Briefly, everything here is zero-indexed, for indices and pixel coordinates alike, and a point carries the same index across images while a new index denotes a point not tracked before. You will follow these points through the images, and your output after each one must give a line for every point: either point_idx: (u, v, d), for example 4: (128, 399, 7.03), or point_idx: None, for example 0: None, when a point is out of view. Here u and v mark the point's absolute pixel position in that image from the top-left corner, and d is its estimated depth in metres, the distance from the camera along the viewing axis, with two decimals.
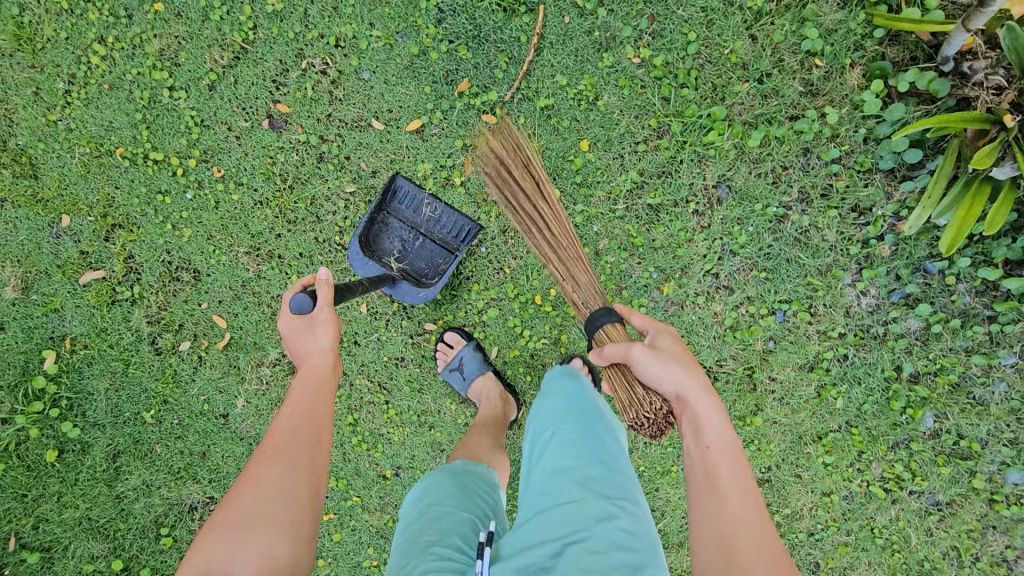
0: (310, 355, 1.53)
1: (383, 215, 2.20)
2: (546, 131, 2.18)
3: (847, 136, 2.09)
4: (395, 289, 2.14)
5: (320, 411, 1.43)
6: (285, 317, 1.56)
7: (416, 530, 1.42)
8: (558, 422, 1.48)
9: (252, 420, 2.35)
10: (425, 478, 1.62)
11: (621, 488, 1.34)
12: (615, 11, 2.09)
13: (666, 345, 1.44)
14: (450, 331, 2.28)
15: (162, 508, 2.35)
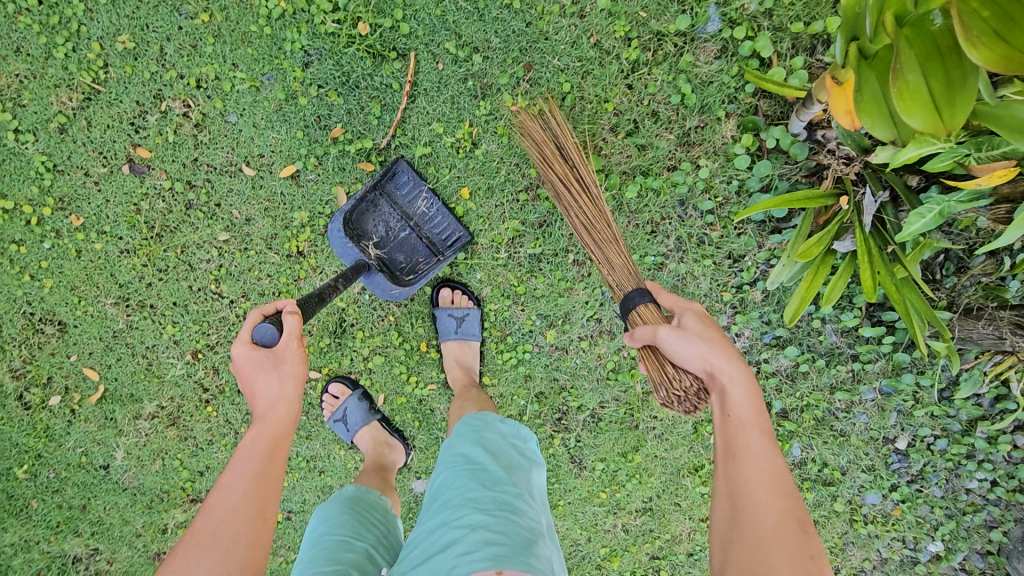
0: (265, 404, 1.39)
1: (376, 197, 2.06)
2: (425, 177, 2.14)
3: (721, 187, 2.12)
4: (368, 279, 2.00)
5: (264, 480, 1.32)
6: (243, 350, 1.39)
7: (308, 564, 1.24)
8: (448, 457, 1.38)
9: (133, 470, 2.30)
10: (313, 514, 1.44)
11: (501, 499, 1.22)
12: (491, 58, 2.06)
13: (689, 322, 1.44)
14: (336, 381, 2.26)
15: (44, 561, 2.31)
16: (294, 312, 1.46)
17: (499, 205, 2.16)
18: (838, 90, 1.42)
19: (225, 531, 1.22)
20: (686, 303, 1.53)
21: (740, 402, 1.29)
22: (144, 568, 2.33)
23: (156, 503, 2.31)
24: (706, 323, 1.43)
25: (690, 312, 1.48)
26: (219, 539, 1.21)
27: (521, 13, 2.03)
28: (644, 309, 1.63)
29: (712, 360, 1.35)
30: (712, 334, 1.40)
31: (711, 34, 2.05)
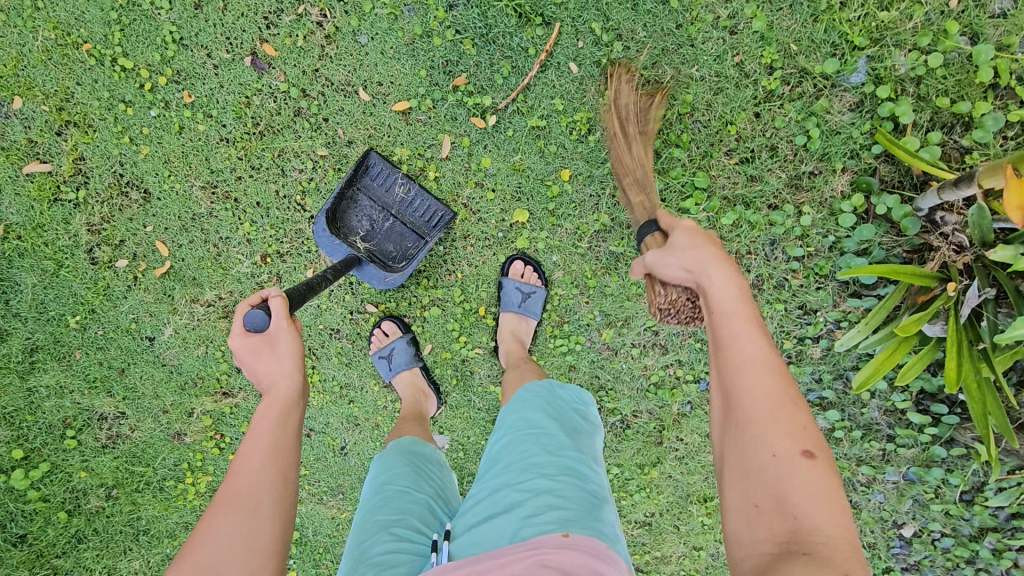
0: (269, 380, 1.36)
1: (352, 191, 2.07)
2: (531, 150, 2.14)
3: (816, 239, 2.10)
4: (361, 272, 2.06)
5: (278, 443, 1.28)
6: (239, 341, 1.39)
7: (370, 510, 1.29)
8: (510, 423, 1.43)
9: (176, 349, 2.36)
10: (373, 462, 1.50)
11: (564, 465, 1.26)
12: (630, 49, 2.03)
13: (677, 237, 1.41)
14: (390, 319, 2.30)
15: (72, 410, 2.39)
16: (281, 293, 1.46)
17: (594, 195, 2.15)
18: (1017, 183, 1.42)
19: (243, 490, 1.19)
20: (680, 219, 1.48)
21: (725, 304, 1.22)
22: (163, 443, 2.41)
23: (189, 386, 2.38)
24: (696, 238, 1.36)
25: (681, 229, 1.43)
26: (236, 500, 1.17)
27: (673, 14, 2.01)
28: (652, 239, 1.67)
29: (697, 266, 1.30)
30: (697, 246, 1.34)
31: (853, 85, 2.02)
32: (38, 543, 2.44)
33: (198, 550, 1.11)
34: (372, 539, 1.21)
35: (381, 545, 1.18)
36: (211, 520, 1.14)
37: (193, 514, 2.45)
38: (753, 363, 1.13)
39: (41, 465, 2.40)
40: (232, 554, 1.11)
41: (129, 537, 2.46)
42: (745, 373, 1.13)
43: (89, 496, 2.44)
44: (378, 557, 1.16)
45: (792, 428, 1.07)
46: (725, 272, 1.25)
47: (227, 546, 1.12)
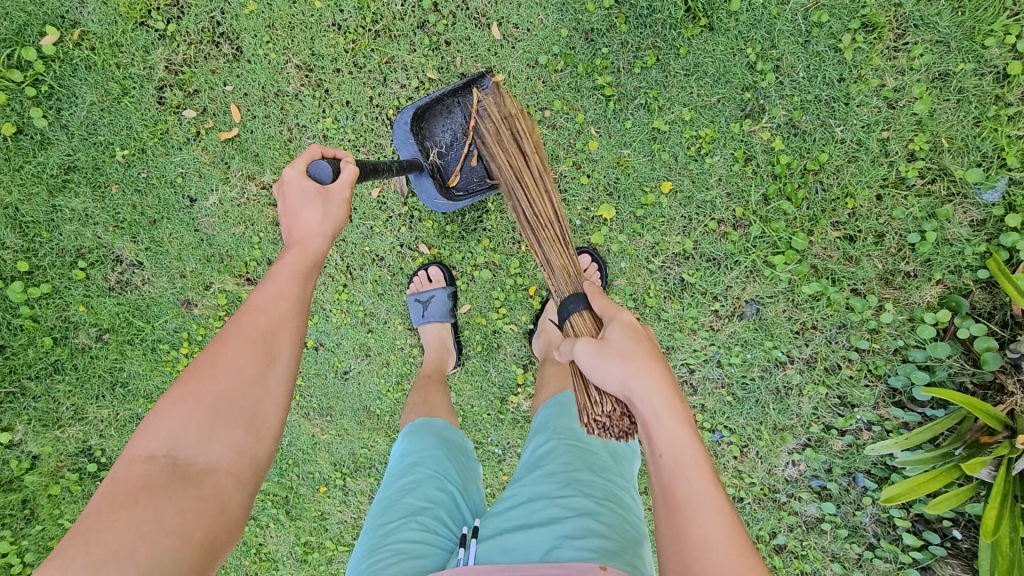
0: (305, 233, 1.32)
1: (455, 101, 1.95)
2: (642, 150, 2.01)
3: (885, 338, 2.04)
4: (417, 180, 1.98)
5: (302, 299, 1.27)
6: (294, 176, 1.33)
7: (400, 491, 1.42)
8: (555, 427, 1.42)
9: (214, 219, 2.25)
10: (407, 437, 1.62)
11: (606, 489, 1.26)
12: (783, 85, 1.90)
13: (616, 338, 1.28)
14: (437, 266, 2.20)
15: (89, 243, 2.28)
16: (351, 159, 1.41)
17: (686, 217, 2.05)
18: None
19: (263, 334, 1.17)
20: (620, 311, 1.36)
21: (650, 406, 1.17)
22: (170, 307, 2.33)
23: (215, 260, 2.28)
24: (629, 337, 1.27)
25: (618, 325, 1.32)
26: (258, 343, 1.15)
27: (839, 65, 1.88)
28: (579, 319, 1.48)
29: (634, 391, 1.20)
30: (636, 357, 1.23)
31: (985, 202, 1.90)
32: (15, 360, 2.37)
33: (215, 378, 1.10)
34: (399, 523, 1.32)
35: (406, 532, 1.29)
36: (231, 354, 1.13)
37: (175, 384, 2.40)
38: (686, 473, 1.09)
39: (41, 286, 2.30)
40: (249, 392, 1.12)
41: (105, 384, 2.41)
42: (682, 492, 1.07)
43: (80, 332, 2.36)
44: (404, 543, 1.27)
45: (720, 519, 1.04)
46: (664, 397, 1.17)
47: (243, 383, 1.11)
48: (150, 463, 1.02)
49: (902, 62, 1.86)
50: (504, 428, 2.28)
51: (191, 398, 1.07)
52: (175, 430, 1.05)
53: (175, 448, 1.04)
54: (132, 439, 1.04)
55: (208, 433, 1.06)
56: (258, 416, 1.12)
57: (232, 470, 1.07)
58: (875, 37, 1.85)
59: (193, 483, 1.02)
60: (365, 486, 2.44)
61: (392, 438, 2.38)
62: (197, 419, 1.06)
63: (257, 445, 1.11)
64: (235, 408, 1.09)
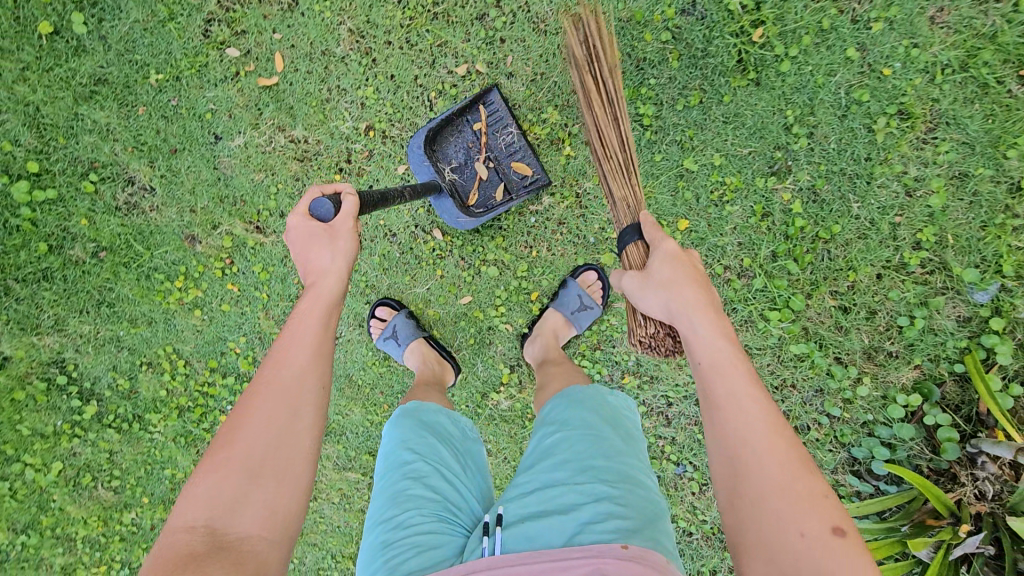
0: (317, 274, 1.38)
1: (461, 121, 2.02)
2: (667, 184, 2.05)
3: (857, 409, 2.13)
4: (438, 201, 1.99)
5: (324, 336, 1.32)
6: (301, 222, 1.43)
7: (402, 480, 1.46)
8: (565, 418, 1.50)
9: (235, 161, 2.24)
10: (400, 422, 1.66)
11: (619, 471, 1.34)
12: (813, 152, 1.94)
13: (657, 269, 1.44)
14: (384, 303, 2.29)
15: (103, 159, 2.25)
16: (352, 192, 1.49)
17: (695, 257, 2.11)
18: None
19: (285, 388, 1.22)
20: (664, 239, 1.49)
21: (709, 355, 1.25)
22: (173, 239, 2.33)
23: (227, 201, 2.28)
24: (678, 272, 1.39)
25: (660, 253, 1.46)
26: (284, 399, 1.21)
27: (869, 145, 1.91)
28: (631, 250, 1.62)
29: (677, 310, 1.35)
30: (680, 282, 1.37)
31: (974, 301, 1.99)
32: (5, 258, 2.35)
33: (244, 444, 1.16)
34: (410, 515, 1.38)
35: (419, 526, 1.36)
36: (258, 417, 1.18)
37: (163, 314, 2.43)
38: (739, 404, 1.15)
39: (46, 190, 2.27)
40: (278, 452, 1.17)
41: (92, 301, 2.43)
42: (727, 419, 1.15)
43: (76, 245, 2.34)
44: (418, 535, 1.34)
45: (781, 455, 1.08)
46: (703, 319, 1.30)
47: (274, 445, 1.17)
48: (192, 533, 1.07)
49: (928, 154, 1.91)
50: (478, 421, 2.33)
51: (224, 466, 1.13)
52: (211, 499, 1.11)
53: (213, 514, 1.09)
54: (174, 510, 1.10)
55: (242, 496, 1.12)
56: (288, 471, 1.17)
57: (267, 531, 1.12)
58: (908, 125, 1.89)
59: (231, 549, 1.07)
60: (332, 451, 2.49)
61: (367, 409, 2.43)
62: (231, 483, 1.12)
63: (289, 500, 1.16)
64: (267, 470, 1.15)
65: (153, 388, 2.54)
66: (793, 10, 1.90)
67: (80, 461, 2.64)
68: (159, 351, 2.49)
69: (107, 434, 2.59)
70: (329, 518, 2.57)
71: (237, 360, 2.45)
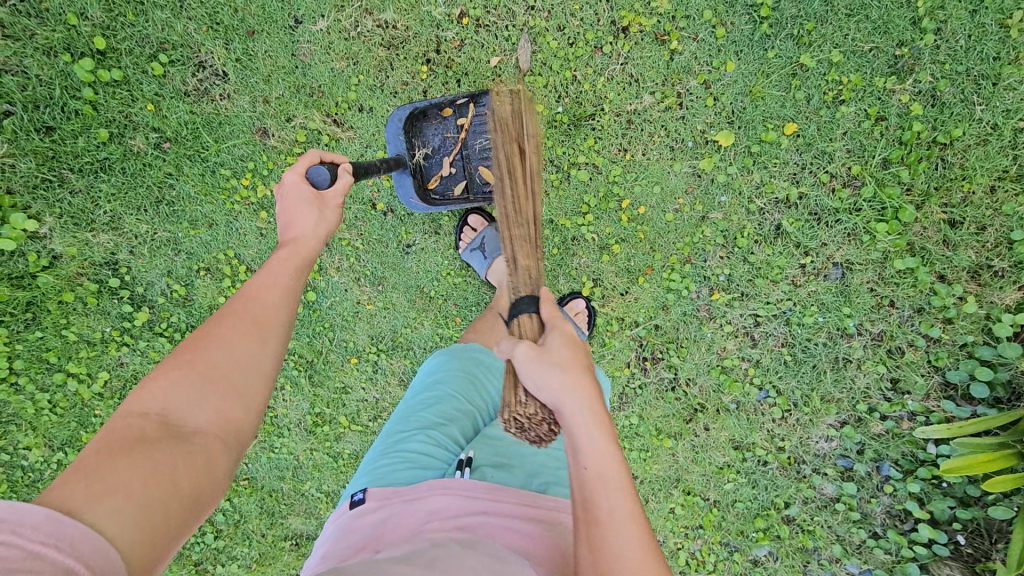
0: (300, 232, 1.36)
1: (449, 110, 2.05)
2: (779, 83, 1.97)
3: (957, 330, 2.04)
4: (398, 176, 2.03)
5: (293, 289, 1.29)
6: (294, 181, 1.42)
7: (419, 403, 1.57)
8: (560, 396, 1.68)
9: (316, 47, 2.12)
10: (435, 355, 1.70)
11: None
12: (937, 50, 1.86)
13: (554, 347, 1.17)
14: (476, 213, 2.24)
15: (177, 40, 2.13)
16: (348, 167, 1.51)
17: (800, 164, 2.02)
18: None
19: (260, 313, 1.20)
20: (564, 321, 1.24)
21: (599, 467, 1.04)
22: (243, 129, 2.20)
23: (305, 92, 2.15)
24: (575, 356, 1.16)
25: (559, 333, 1.21)
26: (255, 320, 1.18)
27: (998, 43, 1.83)
28: (526, 319, 1.30)
29: (568, 404, 1.09)
30: (575, 371, 1.13)
31: None
32: (61, 145, 2.21)
33: (211, 353, 1.11)
34: (412, 435, 1.49)
35: (415, 448, 1.46)
36: (228, 332, 1.14)
37: (225, 214, 2.30)
38: (618, 517, 1.01)
39: (112, 72, 2.15)
40: (243, 369, 1.13)
41: (151, 199, 2.30)
42: (609, 528, 1.00)
43: (138, 135, 2.22)
44: (412, 454, 1.44)
45: (651, 571, 0.98)
46: (598, 425, 1.08)
47: (241, 359, 1.13)
48: (143, 421, 1.01)
49: None
50: None
51: (186, 367, 1.08)
52: (168, 394, 1.05)
53: (166, 409, 1.03)
54: (129, 397, 1.04)
55: (196, 399, 1.06)
56: (248, 389, 1.12)
57: (221, 435, 1.06)
58: None
59: (181, 442, 1.01)
60: (397, 367, 2.37)
61: (438, 323, 2.32)
62: (188, 386, 1.06)
63: (245, 415, 1.11)
64: (230, 380, 1.10)
65: (211, 295, 2.40)
66: None
67: (127, 373, 2.50)
68: (219, 255, 2.36)
69: (157, 343, 2.45)
70: None
71: None
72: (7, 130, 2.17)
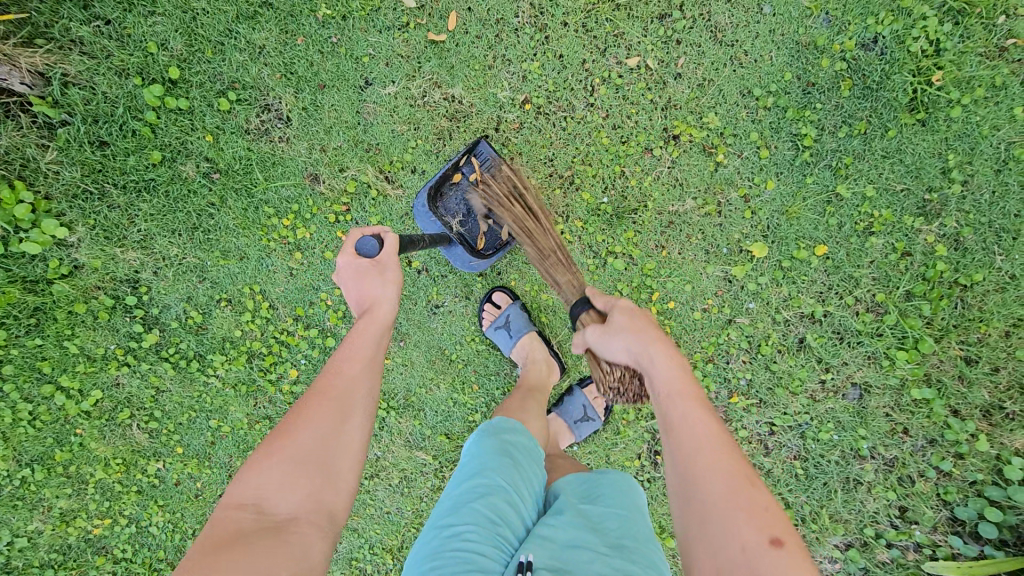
0: (371, 303, 1.42)
1: (457, 174, 2.08)
2: (814, 207, 2.08)
3: (967, 466, 2.08)
4: (449, 251, 2.10)
5: (371, 359, 1.37)
6: (345, 259, 1.43)
7: (463, 497, 1.40)
8: (607, 486, 1.45)
9: (380, 108, 2.20)
10: (475, 438, 1.57)
11: (650, 558, 1.31)
12: (964, 199, 1.99)
13: (616, 319, 1.48)
14: (497, 292, 2.25)
15: (246, 81, 2.20)
16: (389, 227, 1.49)
17: (827, 284, 2.11)
18: None
19: (339, 393, 1.28)
20: (619, 299, 1.55)
21: (666, 384, 1.29)
22: (294, 173, 2.25)
23: (362, 147, 2.22)
24: (636, 320, 1.44)
25: (618, 308, 1.51)
26: (334, 398, 1.26)
27: (1020, 202, 1.97)
28: (584, 317, 1.66)
29: (639, 352, 1.38)
30: (642, 330, 1.41)
31: None
32: (111, 160, 2.23)
33: (299, 436, 1.19)
34: (457, 538, 1.31)
35: (460, 554, 1.28)
36: (313, 416, 1.22)
37: (260, 249, 2.31)
38: (691, 424, 1.21)
39: (177, 99, 2.20)
40: (326, 446, 1.20)
41: (187, 224, 2.30)
42: (684, 440, 1.20)
43: (189, 162, 2.25)
44: (457, 563, 1.27)
45: (729, 465, 1.14)
46: (663, 351, 1.33)
47: (326, 440, 1.21)
48: (243, 512, 1.10)
49: None
50: None
51: (275, 453, 1.16)
52: (264, 482, 1.13)
53: (265, 496, 1.12)
54: (228, 488, 1.12)
55: (290, 485, 1.14)
56: (335, 467, 1.20)
57: (314, 516, 1.14)
58: None
59: (280, 530, 1.09)
60: (405, 427, 2.32)
61: (455, 388, 2.30)
62: (282, 471, 1.15)
63: (337, 493, 1.19)
64: (322, 461, 1.19)
65: (227, 327, 2.36)
66: (972, 62, 1.94)
67: (121, 395, 2.41)
68: (243, 288, 2.34)
69: (161, 368, 2.39)
70: (380, 504, 2.35)
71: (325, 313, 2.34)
72: (60, 138, 2.19)
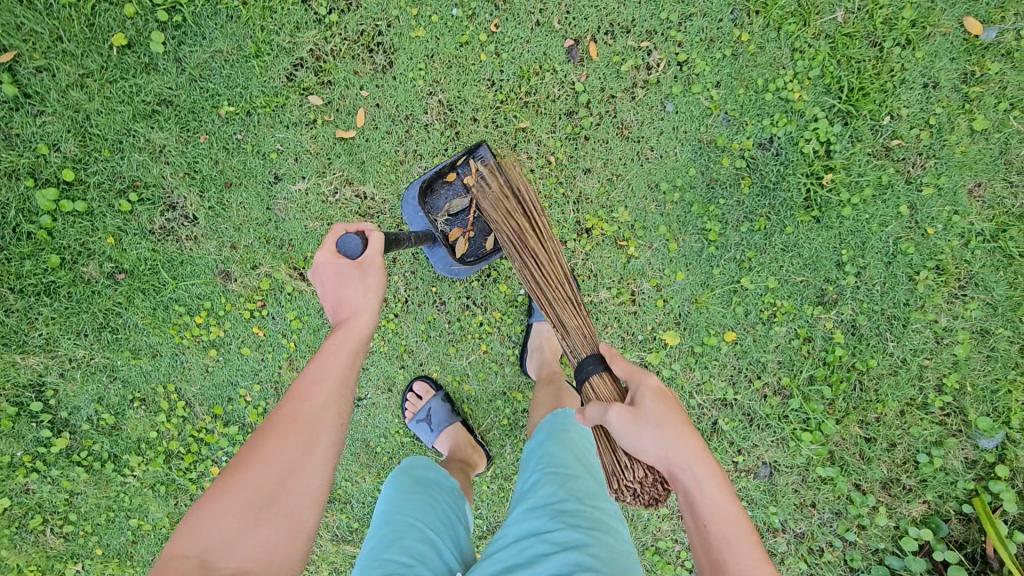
0: (350, 313, 1.31)
1: (451, 174, 1.99)
2: (721, 296, 2.15)
3: (871, 536, 2.17)
4: (432, 249, 2.04)
5: (345, 382, 1.26)
6: (327, 258, 1.33)
7: (378, 543, 1.33)
8: (546, 457, 1.42)
9: (291, 205, 2.16)
10: (384, 484, 1.50)
11: (593, 516, 1.27)
12: (858, 289, 2.09)
13: (647, 406, 1.40)
14: (419, 382, 2.22)
15: (150, 181, 2.14)
16: (377, 228, 1.39)
17: (737, 369, 2.18)
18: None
19: (304, 425, 1.17)
20: (648, 378, 1.45)
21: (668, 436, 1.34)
22: (205, 271, 2.19)
23: (273, 243, 2.18)
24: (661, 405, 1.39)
25: (648, 391, 1.43)
26: (297, 431, 1.16)
27: (908, 291, 2.08)
28: (598, 381, 1.58)
29: (670, 447, 1.33)
30: (668, 421, 1.36)
31: (981, 445, 2.11)
32: (5, 265, 2.12)
33: (256, 474, 1.10)
34: None
35: None
36: (273, 449, 1.13)
37: (172, 348, 2.24)
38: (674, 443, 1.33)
39: (75, 201, 2.12)
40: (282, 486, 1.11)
41: (93, 325, 2.21)
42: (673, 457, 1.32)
43: (91, 263, 2.16)
44: None
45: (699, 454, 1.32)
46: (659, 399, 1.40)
47: (285, 483, 1.11)
48: (183, 563, 1.00)
49: (958, 308, 2.07)
50: (497, 507, 2.26)
51: (230, 493, 1.08)
52: (211, 528, 1.04)
53: (209, 548, 1.03)
54: (173, 536, 1.04)
55: (241, 533, 1.05)
56: (293, 511, 1.11)
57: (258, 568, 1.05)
58: (942, 280, 2.06)
59: None
60: (332, 520, 2.31)
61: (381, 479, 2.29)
62: (230, 518, 1.06)
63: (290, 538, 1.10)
64: (276, 506, 1.09)
65: (142, 428, 2.29)
66: (859, 163, 2.05)
67: (30, 501, 2.30)
68: (157, 387, 2.27)
69: (73, 472, 2.29)
70: None
71: (243, 408, 2.28)
72: None
